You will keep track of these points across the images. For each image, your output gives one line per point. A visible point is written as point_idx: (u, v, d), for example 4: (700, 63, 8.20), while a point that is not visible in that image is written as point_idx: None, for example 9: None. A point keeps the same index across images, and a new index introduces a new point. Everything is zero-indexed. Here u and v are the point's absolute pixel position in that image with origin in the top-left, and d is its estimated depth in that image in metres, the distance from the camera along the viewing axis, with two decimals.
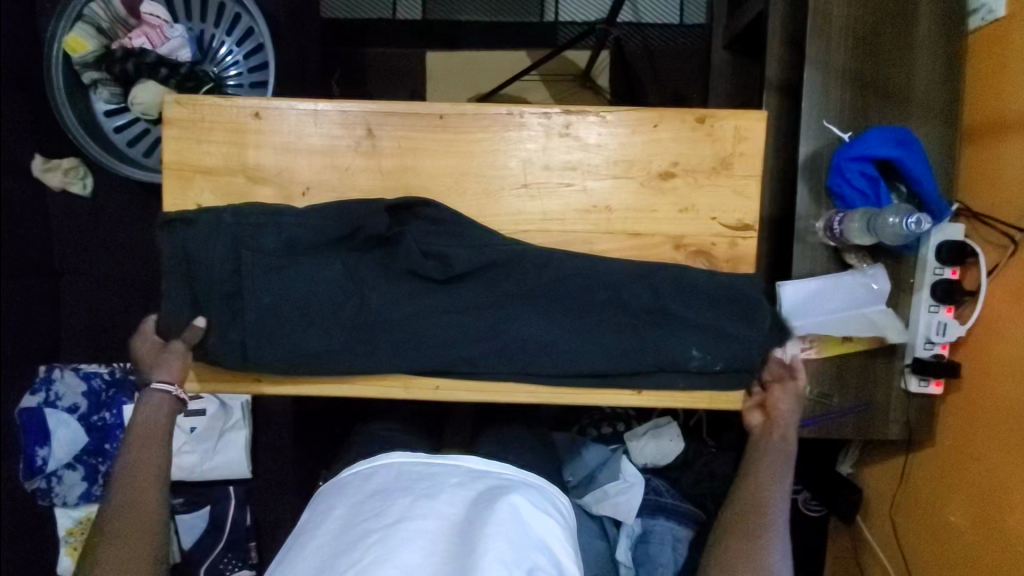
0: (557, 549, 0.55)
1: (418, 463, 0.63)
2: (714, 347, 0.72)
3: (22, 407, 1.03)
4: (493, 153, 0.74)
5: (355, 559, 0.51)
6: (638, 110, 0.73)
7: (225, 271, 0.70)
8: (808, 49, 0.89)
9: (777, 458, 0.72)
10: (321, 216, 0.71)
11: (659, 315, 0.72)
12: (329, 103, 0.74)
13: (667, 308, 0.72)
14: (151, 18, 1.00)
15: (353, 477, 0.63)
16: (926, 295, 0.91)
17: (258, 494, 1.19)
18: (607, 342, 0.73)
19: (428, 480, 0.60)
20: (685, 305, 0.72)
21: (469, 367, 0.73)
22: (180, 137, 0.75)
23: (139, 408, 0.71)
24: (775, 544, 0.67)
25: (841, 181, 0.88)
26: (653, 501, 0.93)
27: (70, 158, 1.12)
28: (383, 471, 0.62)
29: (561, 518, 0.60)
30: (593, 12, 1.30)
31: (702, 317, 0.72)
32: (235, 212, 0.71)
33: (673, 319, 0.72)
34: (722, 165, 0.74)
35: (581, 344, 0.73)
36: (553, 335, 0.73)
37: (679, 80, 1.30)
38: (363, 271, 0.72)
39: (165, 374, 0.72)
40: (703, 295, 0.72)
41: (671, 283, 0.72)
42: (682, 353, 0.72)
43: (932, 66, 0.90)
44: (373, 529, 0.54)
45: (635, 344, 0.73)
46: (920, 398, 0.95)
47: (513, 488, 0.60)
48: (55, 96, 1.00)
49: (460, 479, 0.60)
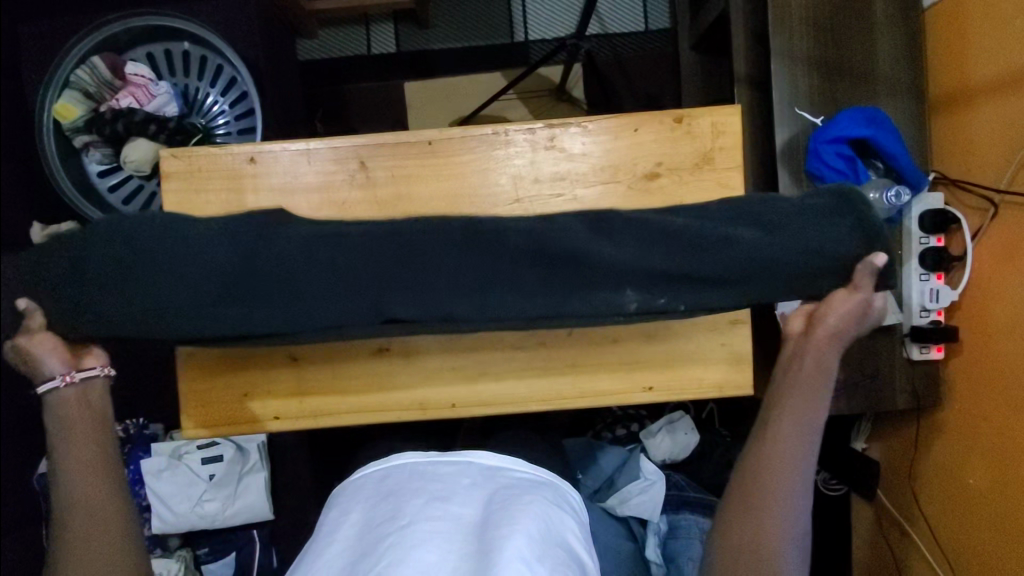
0: (576, 553, 0.58)
1: (429, 463, 0.66)
2: (776, 253, 0.63)
3: (40, 472, 1.04)
4: (483, 172, 0.76)
5: (374, 559, 0.53)
6: (618, 116, 0.75)
7: (181, 236, 0.63)
8: (772, 41, 0.93)
9: (805, 395, 0.64)
10: None
11: (678, 247, 0.64)
12: (319, 141, 0.76)
13: (701, 242, 0.64)
14: (135, 78, 1.04)
15: (368, 482, 0.65)
16: (915, 264, 0.94)
17: (282, 535, 1.19)
18: (620, 291, 0.65)
19: (440, 481, 0.62)
20: (735, 248, 0.64)
21: (492, 311, 0.66)
22: (178, 190, 0.76)
23: (67, 410, 0.64)
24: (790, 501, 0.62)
25: (820, 163, 0.90)
26: (677, 496, 0.96)
27: (67, 221, 1.12)
28: (395, 472, 0.65)
29: (574, 519, 0.63)
30: (561, 28, 1.37)
31: (738, 238, 0.64)
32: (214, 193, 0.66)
33: (695, 248, 0.64)
34: (705, 160, 0.76)
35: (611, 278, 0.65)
36: (568, 307, 0.66)
37: (651, 83, 1.36)
38: None
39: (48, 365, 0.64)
40: (743, 214, 0.65)
41: (711, 235, 0.64)
42: (719, 280, 0.64)
43: (895, 42, 0.94)
44: (388, 531, 0.56)
45: (663, 285, 0.65)
46: (923, 365, 0.97)
47: (529, 490, 0.62)
48: (50, 163, 1.03)
49: (472, 479, 0.63)
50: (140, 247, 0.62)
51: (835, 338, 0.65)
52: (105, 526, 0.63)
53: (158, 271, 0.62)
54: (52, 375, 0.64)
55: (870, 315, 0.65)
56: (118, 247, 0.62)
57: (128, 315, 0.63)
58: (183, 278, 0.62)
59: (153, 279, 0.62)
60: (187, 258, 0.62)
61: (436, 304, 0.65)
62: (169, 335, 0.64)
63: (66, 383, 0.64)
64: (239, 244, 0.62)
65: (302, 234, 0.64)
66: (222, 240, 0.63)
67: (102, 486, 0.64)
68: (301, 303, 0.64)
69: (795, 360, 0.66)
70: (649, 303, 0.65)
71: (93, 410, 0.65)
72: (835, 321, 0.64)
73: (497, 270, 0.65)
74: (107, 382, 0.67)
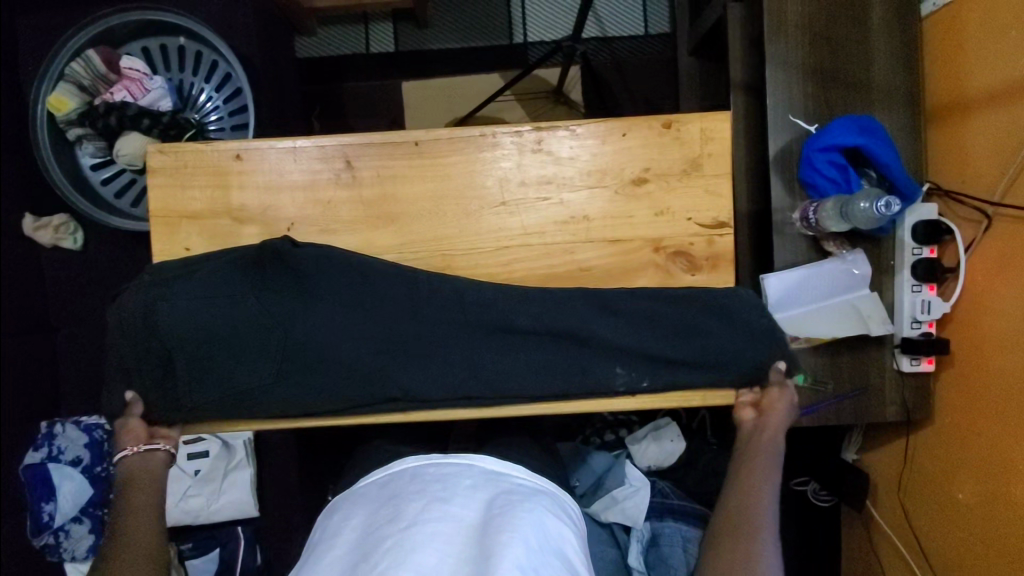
0: (572, 560, 0.58)
1: (431, 466, 0.66)
2: (735, 349, 0.74)
3: (26, 463, 1.06)
4: (470, 174, 0.75)
5: (373, 562, 0.54)
6: (607, 120, 0.75)
7: (216, 308, 0.74)
8: (768, 48, 0.92)
9: (766, 458, 0.71)
10: (324, 255, 0.74)
11: (656, 329, 0.74)
12: (305, 139, 0.75)
13: (659, 324, 0.74)
14: (131, 72, 1.04)
15: (370, 486, 0.66)
16: (908, 275, 0.92)
17: (268, 533, 1.18)
18: (600, 358, 0.75)
19: (440, 483, 0.62)
20: (689, 336, 0.74)
21: (483, 360, 0.75)
22: (164, 185, 0.76)
23: (127, 477, 0.72)
24: (769, 544, 0.65)
25: (811, 171, 0.90)
26: (660, 503, 0.93)
27: (60, 214, 1.13)
28: (398, 476, 0.66)
29: (572, 527, 0.63)
30: (560, 30, 1.37)
31: (709, 324, 0.74)
32: (233, 248, 0.75)
33: (670, 331, 0.74)
34: (693, 167, 0.75)
35: (584, 333, 0.74)
36: (543, 365, 0.75)
37: (649, 87, 1.35)
38: (365, 292, 0.74)
39: (125, 443, 0.74)
40: (700, 303, 0.74)
41: (668, 319, 0.74)
42: (676, 358, 0.74)
43: (892, 51, 0.93)
44: (388, 535, 0.56)
45: (632, 358, 0.75)
46: (913, 376, 0.96)
47: (528, 497, 0.62)
48: (42, 154, 1.03)
49: (473, 481, 0.63)
50: (179, 315, 0.74)
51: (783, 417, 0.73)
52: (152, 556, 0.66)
53: (205, 336, 0.74)
54: (126, 448, 0.74)
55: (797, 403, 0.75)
56: (184, 311, 0.74)
57: (170, 377, 0.75)
58: (222, 345, 0.74)
59: (198, 345, 0.74)
60: (244, 330, 0.74)
61: (432, 353, 0.75)
62: (201, 391, 0.75)
63: (133, 451, 0.73)
64: (268, 316, 0.74)
65: (320, 304, 0.74)
66: (256, 312, 0.74)
67: (150, 524, 0.68)
68: (316, 356, 0.75)
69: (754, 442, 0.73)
70: (618, 369, 0.75)
71: (152, 475, 0.73)
72: (775, 413, 0.73)
73: (486, 328, 0.75)
74: (168, 455, 0.75)
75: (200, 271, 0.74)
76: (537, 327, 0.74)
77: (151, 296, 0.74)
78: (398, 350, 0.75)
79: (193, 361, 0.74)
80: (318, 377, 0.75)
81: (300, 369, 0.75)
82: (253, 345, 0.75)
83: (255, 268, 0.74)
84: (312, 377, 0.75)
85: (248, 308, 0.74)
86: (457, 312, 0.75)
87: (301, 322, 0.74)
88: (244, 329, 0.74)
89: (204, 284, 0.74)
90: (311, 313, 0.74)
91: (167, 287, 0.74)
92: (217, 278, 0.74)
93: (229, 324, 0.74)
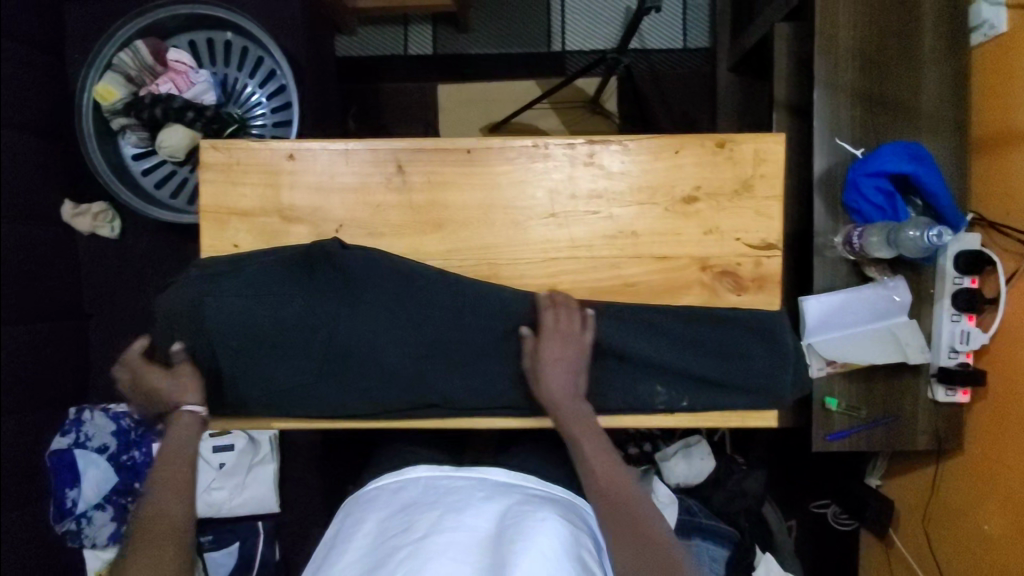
0: (589, 564, 0.58)
1: (443, 477, 0.68)
2: (776, 372, 0.74)
3: (53, 449, 1.07)
4: (520, 184, 0.75)
5: (388, 571, 0.55)
6: (661, 137, 0.75)
7: (262, 305, 0.74)
8: (817, 69, 0.92)
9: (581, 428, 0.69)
10: (373, 260, 0.74)
11: (699, 348, 0.75)
12: (358, 142, 0.76)
13: (703, 342, 0.75)
14: (177, 65, 1.06)
15: (383, 491, 0.68)
16: (948, 304, 0.92)
17: (287, 529, 1.18)
18: (641, 375, 0.75)
19: (455, 493, 0.63)
20: (731, 357, 0.75)
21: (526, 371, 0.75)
22: (216, 181, 0.76)
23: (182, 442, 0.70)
24: (639, 514, 0.63)
25: (857, 197, 0.90)
26: (688, 521, 0.92)
27: (99, 202, 1.15)
28: (411, 484, 0.67)
29: (588, 534, 0.64)
30: (599, 41, 1.38)
31: (753, 346, 0.75)
32: (283, 248, 0.75)
33: (714, 351, 0.75)
34: (745, 187, 0.75)
35: (627, 349, 0.74)
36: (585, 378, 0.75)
37: (685, 101, 1.36)
38: (412, 297, 0.75)
39: (190, 395, 0.72)
40: (746, 324, 0.74)
41: (712, 338, 0.75)
42: (719, 380, 0.75)
43: (941, 79, 0.93)
44: (402, 545, 0.57)
45: (674, 376, 0.75)
46: (946, 407, 0.95)
47: (545, 504, 0.63)
48: (85, 142, 1.03)
49: (489, 490, 0.64)
50: (222, 310, 0.74)
51: (561, 371, 0.70)
52: (174, 533, 0.64)
53: (249, 333, 0.74)
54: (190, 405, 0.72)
55: (576, 340, 0.71)
56: (231, 306, 0.74)
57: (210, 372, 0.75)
58: (265, 343, 0.75)
59: (242, 341, 0.74)
60: (289, 329, 0.75)
61: (473, 361, 0.75)
62: (244, 388, 0.75)
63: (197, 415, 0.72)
64: (314, 315, 0.75)
65: (366, 307, 0.75)
66: (304, 312, 0.75)
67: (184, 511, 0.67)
68: (359, 360, 0.75)
69: (558, 412, 0.70)
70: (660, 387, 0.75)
71: (189, 444, 0.70)
72: (553, 375, 0.70)
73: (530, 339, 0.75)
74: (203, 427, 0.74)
75: (248, 267, 0.75)
76: (581, 340, 0.74)
77: (195, 290, 0.74)
78: (440, 355, 0.75)
79: (236, 357, 0.74)
80: (360, 379, 0.75)
81: (342, 370, 0.75)
82: (298, 343, 0.75)
83: (307, 267, 0.75)
84: (353, 379, 0.75)
85: (294, 306, 0.75)
86: (503, 321, 0.74)
87: (347, 323, 0.75)
88: (288, 326, 0.75)
89: (252, 282, 0.74)
90: (355, 316, 0.75)
91: (214, 281, 0.74)
92: (267, 275, 0.74)
93: (273, 322, 0.74)
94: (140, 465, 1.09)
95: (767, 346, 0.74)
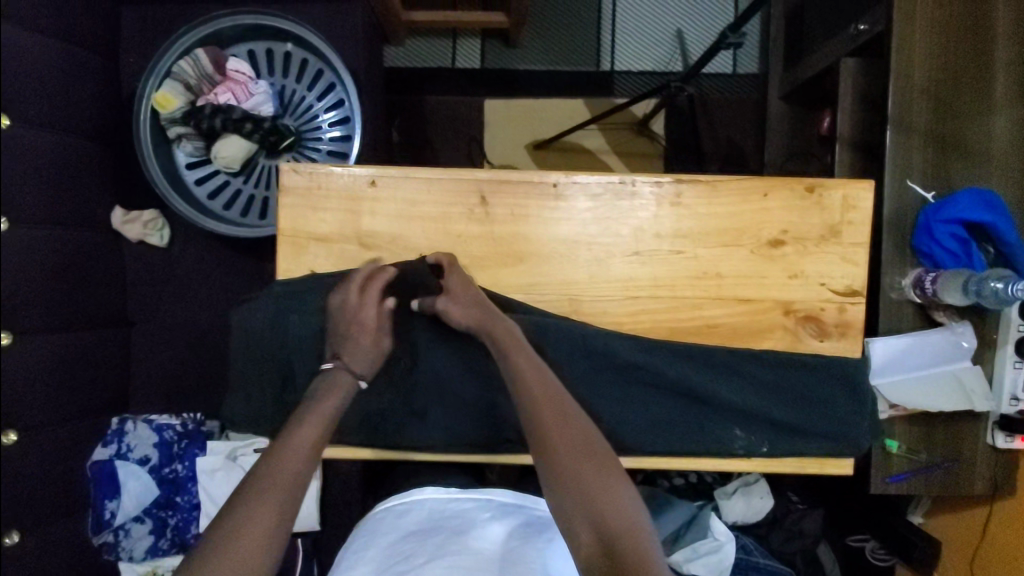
0: None
1: (450, 500, 0.74)
2: (856, 422, 0.73)
3: (93, 459, 1.04)
4: (605, 221, 0.74)
5: None
6: (750, 179, 0.74)
7: None
8: (890, 109, 0.91)
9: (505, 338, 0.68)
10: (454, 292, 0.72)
11: (778, 392, 0.74)
12: (442, 171, 0.74)
13: (782, 387, 0.74)
14: (237, 75, 1.03)
15: (389, 512, 0.72)
16: (1011, 351, 0.91)
17: (325, 546, 1.17)
18: (719, 418, 0.74)
19: (460, 518, 0.70)
20: (810, 402, 0.74)
21: (606, 410, 0.74)
22: (295, 205, 0.75)
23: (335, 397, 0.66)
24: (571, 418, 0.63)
25: (931, 241, 0.89)
26: (746, 560, 0.92)
27: (150, 210, 1.13)
28: (416, 508, 0.73)
29: None
30: (648, 63, 1.37)
31: (832, 393, 0.74)
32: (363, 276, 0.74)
33: (794, 396, 0.74)
34: (831, 233, 0.74)
35: (708, 391, 0.73)
36: (663, 419, 0.74)
37: (733, 127, 1.35)
38: None
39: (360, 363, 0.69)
40: (826, 372, 0.74)
41: (792, 383, 0.74)
42: (799, 426, 0.74)
43: (1013, 125, 0.92)
44: (406, 568, 0.61)
45: (753, 420, 0.74)
46: (1003, 452, 0.95)
47: (546, 529, 0.70)
48: (143, 153, 1.02)
49: (493, 514, 0.71)
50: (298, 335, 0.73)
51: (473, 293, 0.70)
52: (284, 487, 0.58)
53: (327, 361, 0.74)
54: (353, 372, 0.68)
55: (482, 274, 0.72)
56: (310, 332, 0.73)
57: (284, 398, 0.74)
58: None
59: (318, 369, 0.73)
60: None
61: None
62: None
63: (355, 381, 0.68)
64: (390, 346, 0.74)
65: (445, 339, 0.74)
66: None
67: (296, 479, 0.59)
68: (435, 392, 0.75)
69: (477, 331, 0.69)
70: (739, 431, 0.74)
71: (337, 401, 0.65)
72: (466, 295, 0.70)
73: (609, 377, 0.74)
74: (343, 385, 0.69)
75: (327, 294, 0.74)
76: (661, 381, 0.73)
77: (274, 315, 0.74)
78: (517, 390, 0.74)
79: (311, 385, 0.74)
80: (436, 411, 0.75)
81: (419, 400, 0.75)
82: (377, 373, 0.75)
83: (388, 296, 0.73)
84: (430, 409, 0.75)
85: None
86: (586, 360, 0.73)
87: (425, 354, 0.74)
88: None
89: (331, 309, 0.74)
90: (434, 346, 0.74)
91: (291, 306, 0.74)
92: None
93: None
94: (184, 478, 1.08)
95: (847, 395, 0.74)
